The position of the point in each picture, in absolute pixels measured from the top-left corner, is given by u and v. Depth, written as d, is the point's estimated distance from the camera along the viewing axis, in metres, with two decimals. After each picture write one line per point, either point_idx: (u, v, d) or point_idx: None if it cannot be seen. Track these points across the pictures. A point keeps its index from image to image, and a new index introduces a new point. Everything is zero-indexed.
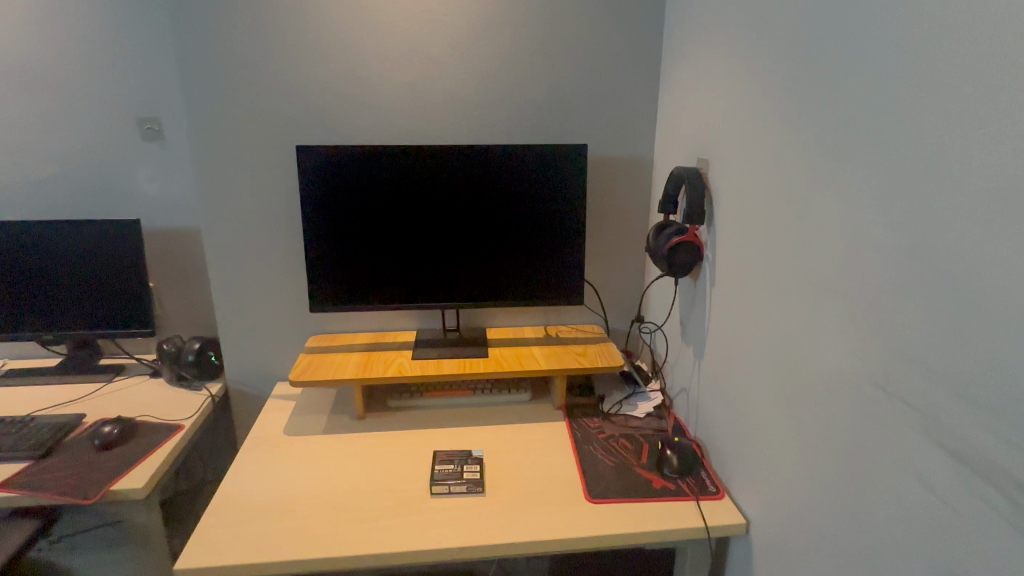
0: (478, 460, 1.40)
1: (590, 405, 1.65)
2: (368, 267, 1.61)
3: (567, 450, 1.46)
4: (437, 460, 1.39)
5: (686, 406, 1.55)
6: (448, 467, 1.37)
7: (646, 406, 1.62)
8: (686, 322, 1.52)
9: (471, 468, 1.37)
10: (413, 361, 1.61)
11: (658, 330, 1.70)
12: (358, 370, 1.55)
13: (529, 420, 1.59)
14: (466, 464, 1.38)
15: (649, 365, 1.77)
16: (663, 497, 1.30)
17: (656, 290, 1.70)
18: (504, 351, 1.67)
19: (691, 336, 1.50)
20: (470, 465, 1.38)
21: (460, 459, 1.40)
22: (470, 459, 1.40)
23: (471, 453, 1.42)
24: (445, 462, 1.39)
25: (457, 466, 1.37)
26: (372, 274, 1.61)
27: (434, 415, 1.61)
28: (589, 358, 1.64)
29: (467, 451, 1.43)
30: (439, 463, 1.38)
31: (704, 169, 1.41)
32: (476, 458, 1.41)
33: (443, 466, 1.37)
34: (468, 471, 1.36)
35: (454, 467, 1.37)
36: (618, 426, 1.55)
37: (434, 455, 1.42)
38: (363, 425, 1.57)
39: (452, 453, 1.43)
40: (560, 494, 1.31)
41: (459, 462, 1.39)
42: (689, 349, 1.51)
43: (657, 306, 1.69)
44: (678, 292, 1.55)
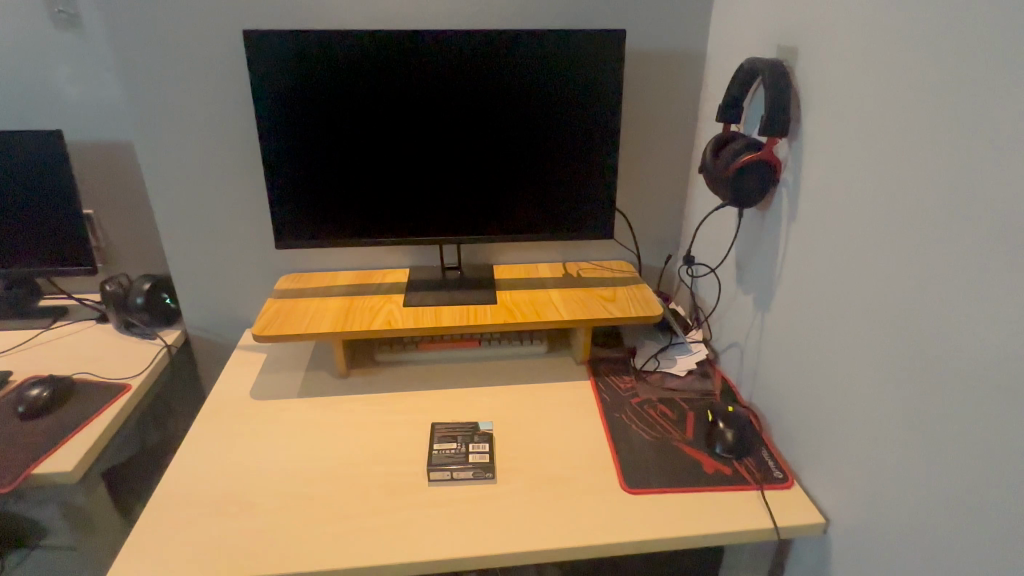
0: (488, 438, 1.12)
1: (619, 362, 1.38)
2: (344, 191, 1.28)
3: (595, 421, 1.20)
4: (437, 437, 1.11)
5: (738, 365, 1.27)
6: (449, 448, 1.09)
7: (687, 362, 1.35)
8: (745, 264, 1.21)
9: (479, 448, 1.09)
10: (406, 310, 1.32)
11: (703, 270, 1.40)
12: (338, 322, 1.27)
13: (545, 379, 1.33)
14: (472, 444, 1.10)
15: (689, 311, 1.48)
16: (718, 485, 1.05)
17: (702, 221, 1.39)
18: (516, 295, 1.37)
19: (750, 281, 1.20)
20: (477, 444, 1.10)
21: (465, 436, 1.12)
22: (477, 435, 1.12)
23: (479, 428, 1.14)
24: (446, 439, 1.11)
25: (461, 446, 1.10)
26: (349, 201, 1.29)
27: (432, 372, 1.35)
28: (620, 305, 1.34)
29: (474, 425, 1.15)
30: (439, 441, 1.10)
31: (786, 60, 1.05)
32: (485, 435, 1.12)
33: (443, 445, 1.09)
34: (475, 453, 1.08)
35: (457, 448, 1.09)
36: (655, 389, 1.29)
37: (433, 429, 1.14)
38: (347, 385, 1.31)
39: (455, 427, 1.14)
40: (588, 480, 1.05)
41: (463, 441, 1.11)
42: (748, 298, 1.22)
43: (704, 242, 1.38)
44: (735, 225, 1.23)
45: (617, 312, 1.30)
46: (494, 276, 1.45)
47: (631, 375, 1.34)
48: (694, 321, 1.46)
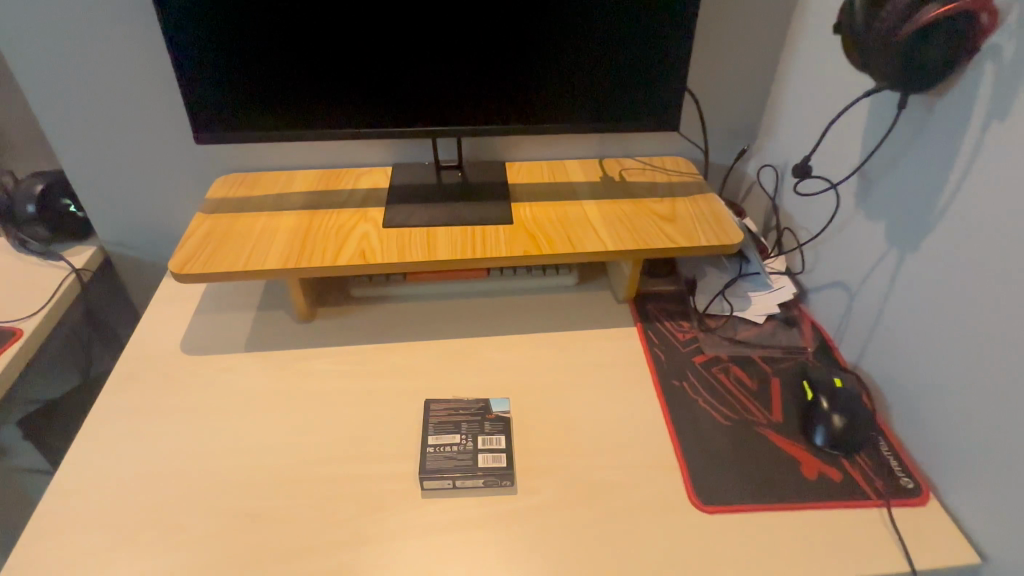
0: (503, 427, 0.80)
1: (673, 301, 1.04)
2: (279, 53, 0.85)
3: (648, 393, 0.89)
4: (433, 426, 0.80)
5: (842, 314, 0.94)
6: (450, 443, 0.78)
7: (767, 303, 1.01)
8: (880, 179, 0.83)
9: (490, 443, 0.78)
10: (387, 234, 0.95)
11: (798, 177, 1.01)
12: (292, 252, 0.90)
13: (577, 324, 1.00)
14: (481, 436, 0.79)
15: (767, 228, 1.12)
16: (825, 498, 0.75)
17: (805, 106, 0.97)
18: (538, 212, 1.00)
19: (884, 203, 0.83)
20: (488, 436, 0.79)
21: (471, 425, 0.80)
22: (488, 422, 0.81)
23: (490, 410, 0.82)
24: (445, 429, 0.80)
25: (466, 439, 0.78)
26: (288, 69, 0.86)
27: (426, 312, 1.02)
28: (683, 227, 0.97)
29: (484, 405, 0.83)
30: (435, 432, 0.79)
31: None
32: (500, 421, 0.81)
33: (441, 439, 0.78)
34: (485, 451, 0.77)
35: (460, 442, 0.78)
36: (725, 343, 0.96)
37: (427, 411, 0.83)
38: (312, 333, 0.98)
39: (457, 408, 0.82)
40: (645, 492, 0.76)
41: (469, 432, 0.79)
42: (876, 227, 0.85)
43: (805, 137, 0.98)
44: (872, 118, 0.82)
45: (681, 240, 0.94)
46: (507, 182, 1.07)
47: (691, 320, 1.00)
48: (773, 243, 1.10)
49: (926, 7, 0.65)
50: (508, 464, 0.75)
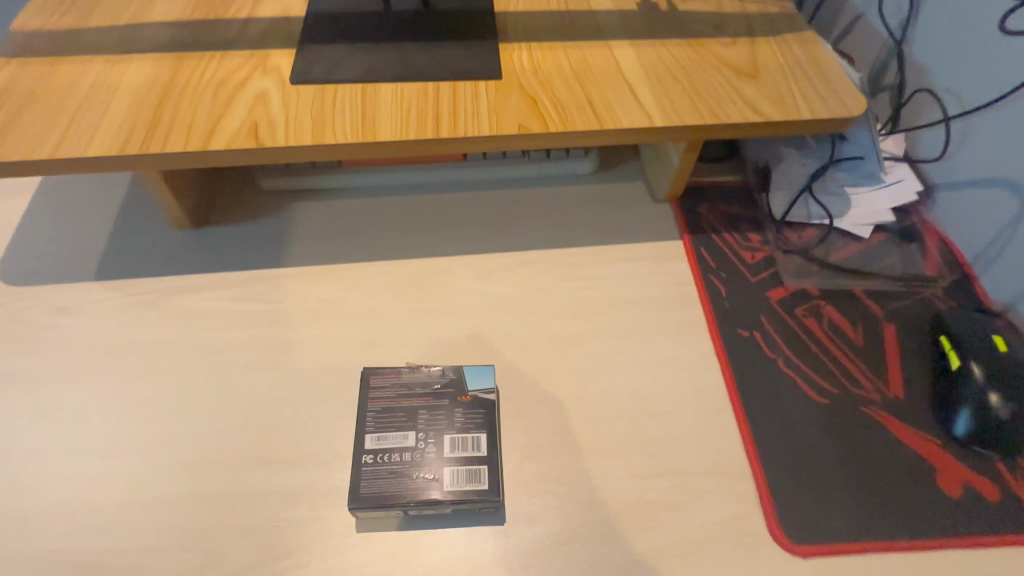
0: (484, 417, 0.53)
1: (735, 201, 0.71)
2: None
3: (702, 351, 0.59)
4: (373, 418, 0.53)
5: (998, 229, 0.62)
6: (400, 448, 0.51)
7: (875, 206, 0.69)
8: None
9: (463, 448, 0.51)
10: (297, 95, 0.58)
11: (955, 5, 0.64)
12: (139, 127, 0.55)
13: (596, 236, 0.68)
14: (449, 437, 0.52)
15: (875, 88, 0.76)
16: (975, 530, 0.50)
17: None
18: (541, 59, 0.63)
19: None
20: (460, 436, 0.52)
21: (432, 416, 0.53)
22: (460, 411, 0.53)
23: (464, 390, 0.54)
24: (393, 422, 0.52)
25: (425, 442, 0.51)
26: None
27: (373, 214, 0.69)
28: (770, 87, 0.61)
29: (454, 380, 0.55)
30: (376, 428, 0.52)
31: None
32: (479, 410, 0.53)
33: (384, 442, 0.51)
34: (455, 463, 0.51)
35: (416, 448, 0.51)
36: (813, 268, 0.65)
37: (364, 389, 0.54)
38: (199, 247, 0.65)
39: (413, 386, 0.54)
40: (697, 517, 0.50)
41: (429, 428, 0.52)
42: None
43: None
44: None
45: (769, 108, 0.59)
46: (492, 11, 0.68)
47: (762, 231, 0.68)
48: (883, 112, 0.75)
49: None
50: (491, 488, 0.49)
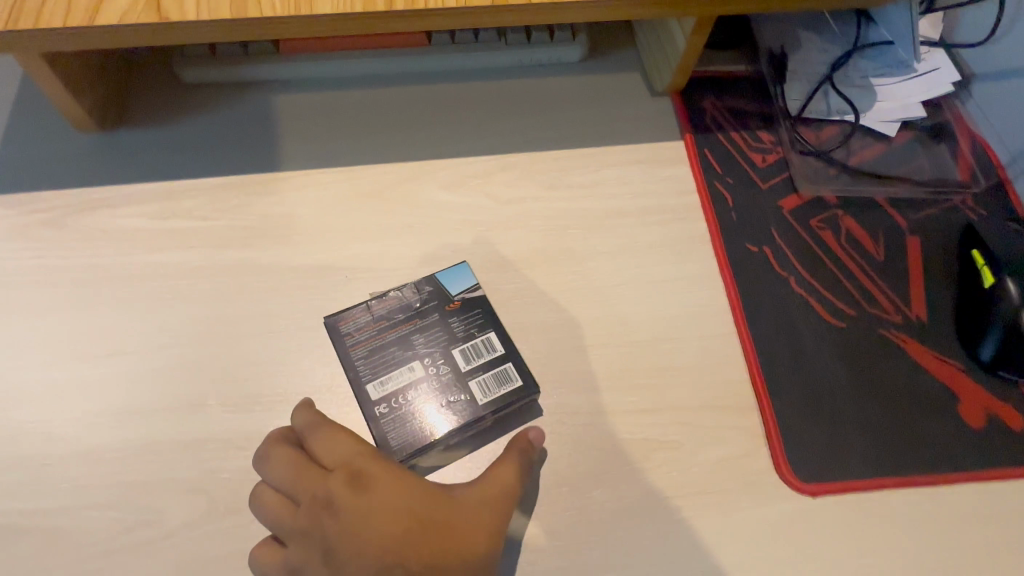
0: (487, 314, 0.48)
1: (745, 94, 0.61)
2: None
3: (705, 270, 0.52)
4: (365, 368, 0.46)
5: None
6: (413, 383, 0.45)
7: (903, 100, 0.60)
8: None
9: (477, 354, 0.46)
10: None
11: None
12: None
13: (586, 136, 0.58)
14: (457, 349, 0.46)
15: None
16: (997, 461, 0.45)
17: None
18: None
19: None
20: (467, 345, 0.47)
21: (429, 336, 0.47)
22: (456, 320, 0.48)
23: (450, 298, 0.49)
24: (390, 359, 0.46)
25: (434, 364, 0.46)
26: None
27: (322, 112, 0.58)
28: None
29: (433, 290, 0.49)
30: (374, 375, 0.45)
31: None
32: (475, 311, 0.48)
33: (389, 385, 0.45)
34: (478, 373, 0.46)
35: (427, 376, 0.45)
36: (831, 174, 0.57)
37: (341, 344, 0.47)
38: (113, 153, 0.55)
39: (394, 312, 0.48)
40: (698, 454, 0.45)
41: (432, 349, 0.46)
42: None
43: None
44: None
45: None
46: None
47: (774, 129, 0.59)
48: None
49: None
50: (526, 379, 0.45)
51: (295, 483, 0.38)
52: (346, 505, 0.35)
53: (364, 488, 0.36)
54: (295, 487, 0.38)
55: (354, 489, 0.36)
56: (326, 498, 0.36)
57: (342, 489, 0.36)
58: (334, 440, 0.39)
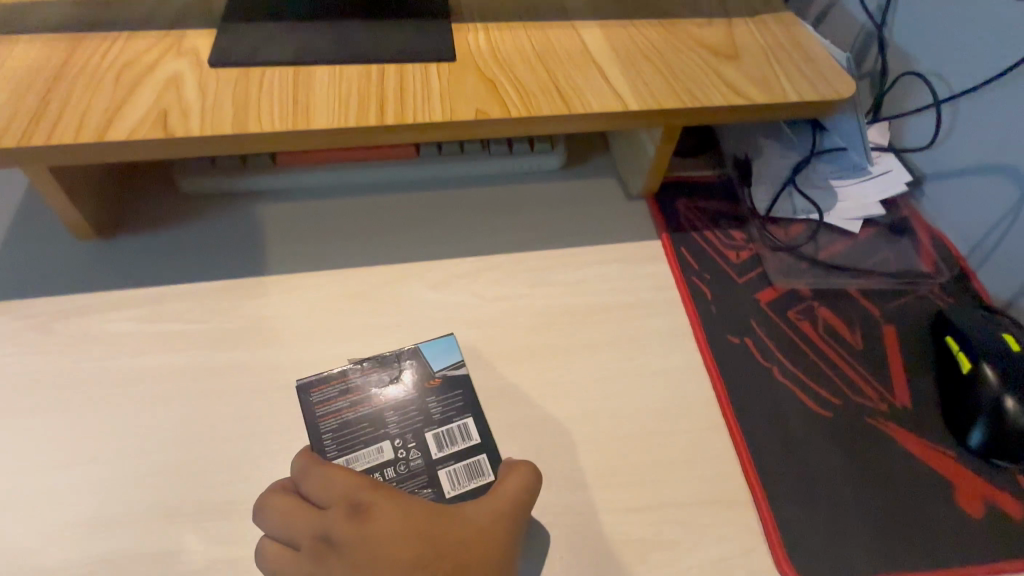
0: (465, 396, 0.50)
1: (715, 197, 0.65)
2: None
3: (689, 361, 0.53)
4: (331, 443, 0.47)
5: (994, 219, 0.58)
6: (380, 465, 0.46)
7: (863, 199, 0.64)
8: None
9: (451, 441, 0.47)
10: (214, 77, 0.50)
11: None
12: (21, 114, 0.46)
13: (567, 237, 0.61)
14: (431, 433, 0.47)
15: (856, 73, 0.72)
16: (1003, 553, 0.44)
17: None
18: (500, 41, 0.56)
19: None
20: (443, 429, 0.48)
21: (404, 416, 0.48)
22: (434, 400, 0.49)
23: (431, 374, 0.50)
24: (360, 437, 0.47)
25: (406, 446, 0.47)
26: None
27: (316, 219, 0.61)
28: (751, 68, 0.56)
29: (415, 363, 0.51)
30: (340, 452, 0.46)
31: None
32: (451, 391, 0.50)
33: (355, 459, 0.46)
34: (449, 462, 0.46)
35: (395, 458, 0.46)
36: (802, 268, 0.59)
37: (311, 415, 0.48)
38: (106, 260, 0.56)
39: (371, 386, 0.50)
40: (695, 552, 0.43)
41: (405, 431, 0.47)
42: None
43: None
44: None
45: (751, 90, 0.53)
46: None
47: (744, 228, 0.63)
48: (867, 96, 0.70)
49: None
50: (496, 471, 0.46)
51: (292, 529, 0.38)
52: (349, 541, 0.36)
53: (369, 522, 0.36)
54: (294, 532, 0.38)
55: (360, 525, 0.36)
56: (327, 536, 0.37)
57: (344, 525, 0.37)
58: (331, 478, 0.39)
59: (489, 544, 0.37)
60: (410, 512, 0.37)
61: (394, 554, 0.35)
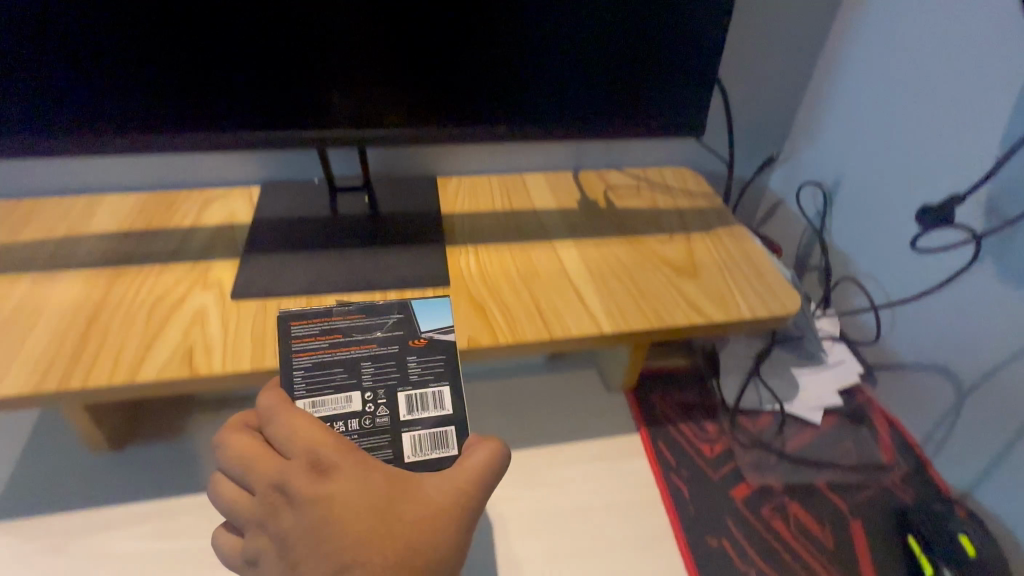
0: (446, 362, 0.49)
1: (688, 388, 0.71)
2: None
3: (672, 565, 0.56)
4: (301, 385, 0.47)
5: (940, 414, 0.64)
6: (347, 413, 0.46)
7: (822, 389, 0.70)
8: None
9: (423, 405, 0.46)
10: (236, 310, 0.57)
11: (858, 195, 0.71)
12: (61, 356, 0.52)
13: (554, 432, 0.66)
14: (405, 393, 0.47)
15: (805, 268, 0.81)
16: None
17: (877, 49, 0.65)
18: (488, 264, 0.64)
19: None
20: (417, 393, 0.47)
21: (380, 370, 0.48)
22: (414, 361, 0.49)
23: (416, 334, 0.50)
24: (330, 380, 0.47)
25: (377, 403, 0.46)
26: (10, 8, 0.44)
27: None
28: (709, 285, 0.63)
29: (402, 319, 0.51)
30: (308, 392, 0.46)
31: None
32: (433, 354, 0.49)
33: (321, 406, 0.46)
34: (418, 426, 0.45)
35: (363, 413, 0.46)
36: (772, 462, 0.64)
37: (288, 343, 0.49)
38: (119, 471, 0.59)
39: (349, 334, 0.50)
40: None
41: (378, 386, 0.47)
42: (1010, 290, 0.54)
43: (883, 133, 0.66)
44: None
45: (709, 309, 0.60)
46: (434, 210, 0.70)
47: (716, 419, 0.68)
48: (809, 284, 0.80)
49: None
50: (462, 449, 0.45)
51: (248, 475, 0.38)
52: (303, 494, 0.36)
53: (326, 484, 0.36)
54: (250, 475, 0.38)
55: (317, 484, 0.36)
56: (282, 487, 0.36)
57: (302, 478, 0.36)
58: (294, 424, 0.39)
59: (448, 506, 0.37)
60: (369, 475, 0.37)
61: (348, 517, 0.35)
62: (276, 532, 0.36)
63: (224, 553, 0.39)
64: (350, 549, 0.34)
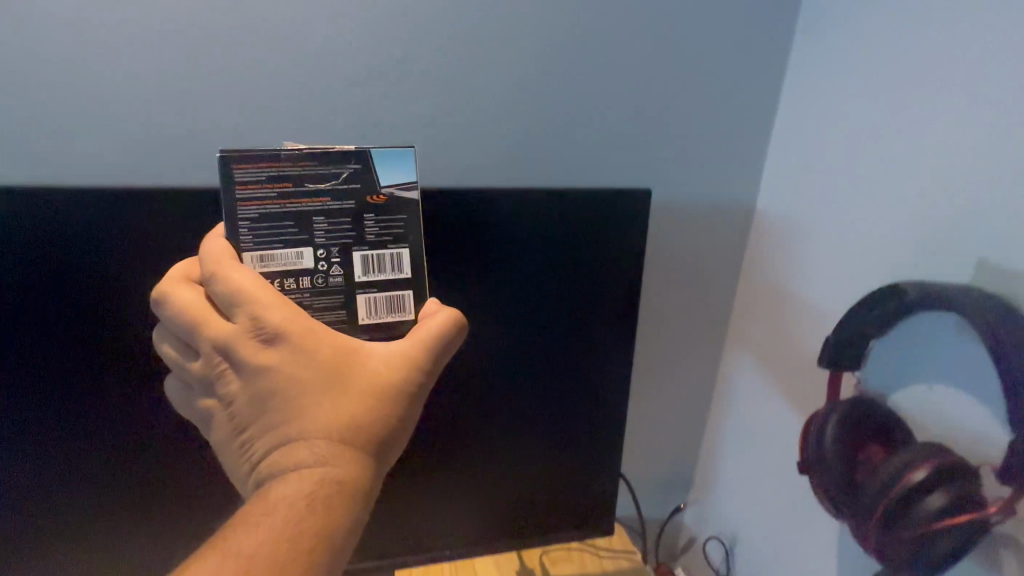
0: (405, 224, 0.53)
1: None
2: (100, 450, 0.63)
3: None
4: (249, 235, 0.49)
5: None
6: (295, 268, 0.50)
7: None
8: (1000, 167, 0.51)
9: (379, 267, 0.53)
10: None
11: (805, 235, 0.73)
12: None
13: None
14: (361, 253, 0.52)
15: None
16: None
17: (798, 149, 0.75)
18: None
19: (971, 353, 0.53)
20: (374, 254, 0.52)
21: (336, 224, 0.51)
22: (370, 216, 0.52)
23: (376, 189, 0.52)
24: (282, 234, 0.50)
25: (331, 261, 0.52)
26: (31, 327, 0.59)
27: None
28: None
29: (360, 170, 0.51)
30: (256, 245, 0.49)
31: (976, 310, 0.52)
32: (393, 213, 0.52)
33: (270, 257, 0.50)
34: (372, 291, 0.52)
35: (314, 269, 0.51)
36: None
37: (232, 188, 0.49)
38: None
39: (303, 185, 0.50)
40: None
41: (333, 241, 0.51)
42: None
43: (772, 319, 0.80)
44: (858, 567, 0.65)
45: None
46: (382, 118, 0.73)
47: None
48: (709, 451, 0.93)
49: (965, 463, 0.51)
50: (417, 312, 0.54)
51: (191, 331, 0.45)
52: (242, 357, 0.44)
53: (267, 353, 0.44)
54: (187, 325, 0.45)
55: (260, 352, 0.44)
56: (224, 351, 0.44)
57: (246, 345, 0.44)
58: (236, 275, 0.45)
59: (396, 371, 0.46)
60: (317, 344, 0.45)
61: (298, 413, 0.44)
62: (226, 394, 0.45)
63: (175, 395, 0.50)
64: (309, 449, 0.43)
